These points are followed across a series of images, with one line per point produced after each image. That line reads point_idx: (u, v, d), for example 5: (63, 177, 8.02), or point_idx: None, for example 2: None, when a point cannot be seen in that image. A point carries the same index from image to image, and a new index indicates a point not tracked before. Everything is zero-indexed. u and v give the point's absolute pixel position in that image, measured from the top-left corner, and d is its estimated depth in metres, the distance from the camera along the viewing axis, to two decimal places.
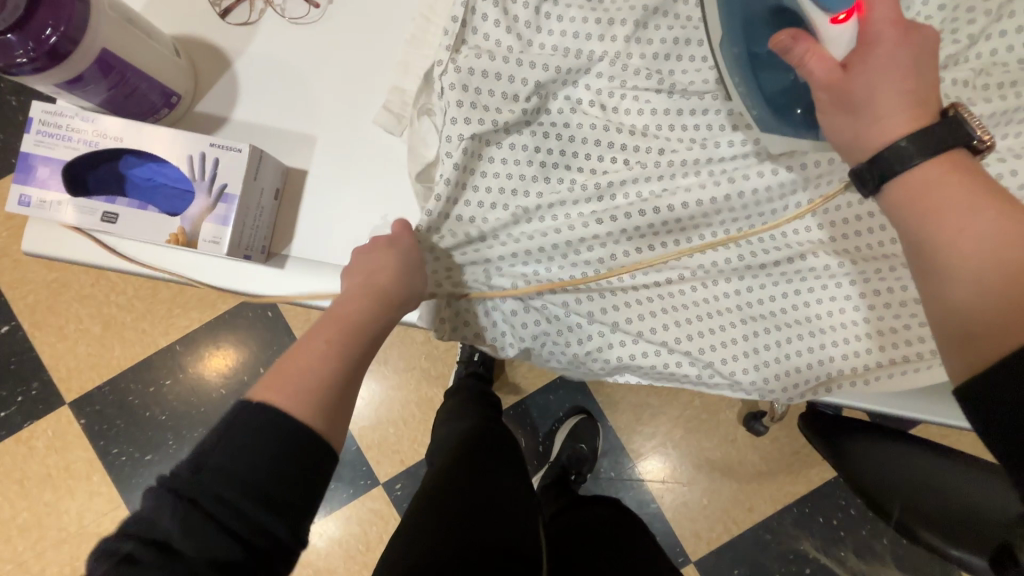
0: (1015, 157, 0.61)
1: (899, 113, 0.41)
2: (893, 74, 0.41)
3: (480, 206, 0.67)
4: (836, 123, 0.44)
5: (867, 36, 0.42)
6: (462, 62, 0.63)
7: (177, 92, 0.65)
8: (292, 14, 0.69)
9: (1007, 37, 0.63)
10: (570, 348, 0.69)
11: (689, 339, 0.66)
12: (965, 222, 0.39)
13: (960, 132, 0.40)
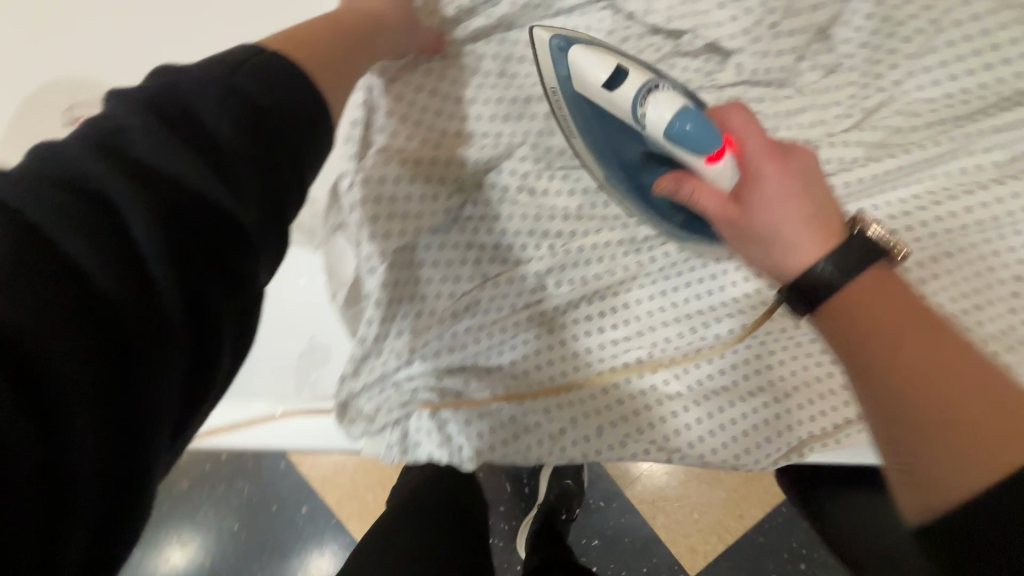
0: (946, 196, 0.62)
1: (808, 238, 0.41)
2: (790, 195, 0.43)
3: (412, 317, 0.60)
4: (749, 249, 0.45)
5: (749, 172, 0.45)
6: (370, 170, 0.57)
7: None
8: None
9: (931, 72, 0.62)
10: (531, 451, 0.62)
11: (649, 425, 0.63)
12: (898, 345, 0.37)
13: (876, 253, 0.39)
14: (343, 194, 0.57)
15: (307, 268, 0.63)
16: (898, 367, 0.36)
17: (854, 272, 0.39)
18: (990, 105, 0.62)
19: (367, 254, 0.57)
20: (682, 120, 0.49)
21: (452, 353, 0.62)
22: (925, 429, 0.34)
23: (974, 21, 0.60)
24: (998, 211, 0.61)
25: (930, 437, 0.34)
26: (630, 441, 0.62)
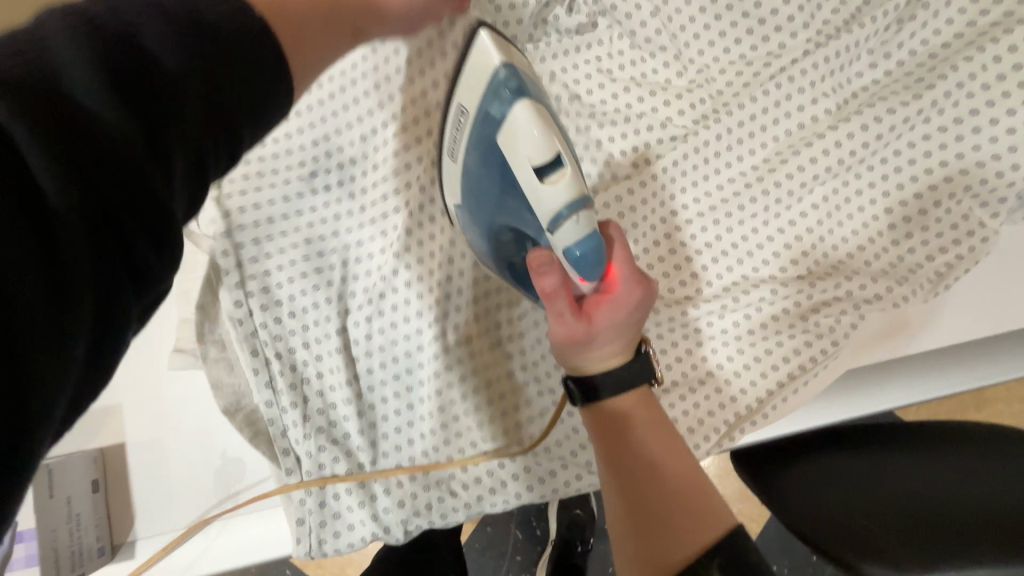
0: (791, 149, 0.65)
1: (613, 350, 0.45)
2: (613, 324, 0.44)
3: (325, 387, 0.60)
4: (557, 350, 0.46)
5: (613, 291, 0.44)
6: (251, 266, 0.59)
7: None
8: None
9: (742, 41, 0.66)
10: (466, 506, 0.60)
11: (584, 446, 0.61)
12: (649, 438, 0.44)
13: (648, 370, 0.46)
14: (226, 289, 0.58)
15: (201, 389, 0.63)
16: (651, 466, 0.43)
17: (626, 388, 0.45)
18: (802, 56, 0.65)
19: (263, 336, 0.59)
20: (579, 244, 0.42)
21: (363, 419, 0.60)
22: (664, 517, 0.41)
23: None
24: (842, 153, 0.64)
25: (652, 511, 0.41)
26: (565, 456, 0.61)
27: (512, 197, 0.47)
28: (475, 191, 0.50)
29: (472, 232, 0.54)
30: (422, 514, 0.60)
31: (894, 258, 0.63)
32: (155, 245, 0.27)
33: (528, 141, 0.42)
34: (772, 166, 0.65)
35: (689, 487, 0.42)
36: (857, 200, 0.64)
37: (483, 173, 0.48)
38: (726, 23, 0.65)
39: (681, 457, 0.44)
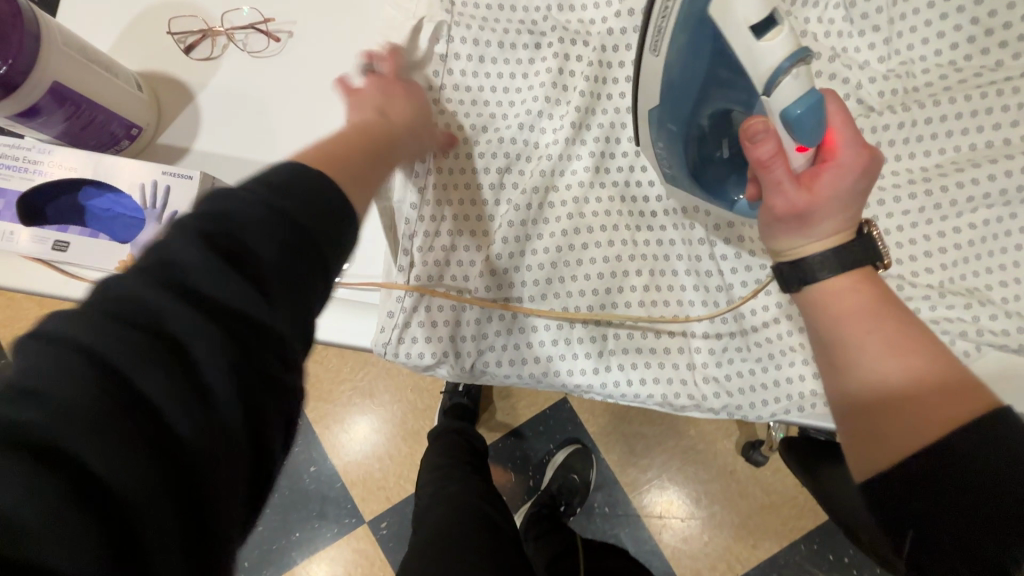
0: (974, 163, 0.63)
1: (833, 217, 0.49)
2: (835, 193, 0.49)
3: (456, 217, 0.66)
4: (775, 225, 0.51)
5: (836, 163, 0.49)
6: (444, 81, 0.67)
7: (138, 124, 0.66)
8: (253, 48, 0.71)
9: (959, 47, 0.65)
10: (528, 365, 0.66)
11: (656, 360, 0.65)
12: (864, 331, 0.49)
13: (873, 249, 0.50)
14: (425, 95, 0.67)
15: None
16: (882, 364, 0.48)
17: (852, 267, 0.49)
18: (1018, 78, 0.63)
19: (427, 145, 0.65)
20: (799, 101, 0.46)
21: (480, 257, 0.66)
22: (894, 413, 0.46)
23: None
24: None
25: (897, 415, 0.46)
26: (632, 357, 0.65)
27: (718, 74, 0.53)
28: (675, 93, 0.55)
29: (661, 140, 0.60)
30: (491, 355, 0.66)
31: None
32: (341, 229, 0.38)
33: (745, 3, 0.45)
34: (944, 172, 0.64)
35: (916, 368, 0.47)
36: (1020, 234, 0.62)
37: (687, 67, 0.53)
38: (950, 24, 0.64)
39: (916, 341, 0.48)
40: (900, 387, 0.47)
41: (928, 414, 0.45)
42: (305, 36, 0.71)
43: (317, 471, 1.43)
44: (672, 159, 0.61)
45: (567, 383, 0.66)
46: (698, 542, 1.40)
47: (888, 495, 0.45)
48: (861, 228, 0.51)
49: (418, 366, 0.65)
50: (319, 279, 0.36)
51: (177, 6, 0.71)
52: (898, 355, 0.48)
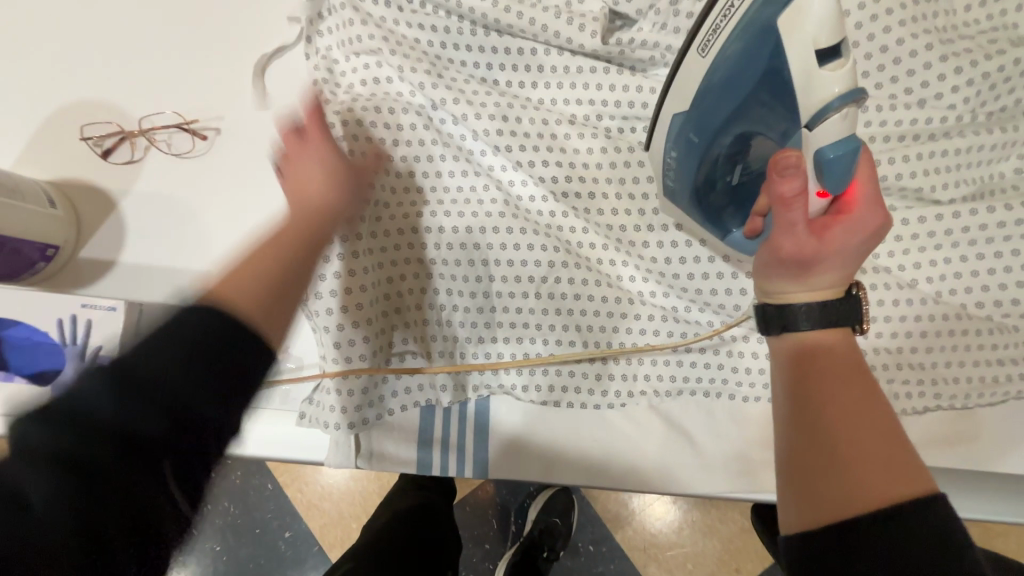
0: (917, 230, 0.63)
1: (836, 269, 0.50)
2: (843, 244, 0.49)
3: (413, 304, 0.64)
4: (775, 266, 0.51)
5: (849, 217, 0.50)
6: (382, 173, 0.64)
7: (53, 244, 0.61)
8: (178, 149, 0.66)
9: (910, 111, 0.64)
10: (475, 447, 0.64)
11: (605, 433, 0.65)
12: (832, 387, 0.48)
13: (860, 312, 0.51)
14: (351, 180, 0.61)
15: None
16: (845, 422, 0.47)
17: (830, 326, 0.50)
18: (952, 145, 0.63)
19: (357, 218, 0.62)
20: (835, 145, 0.46)
21: (432, 338, 0.65)
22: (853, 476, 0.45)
23: (929, 69, 0.62)
24: (960, 246, 0.62)
25: (836, 474, 0.45)
26: (585, 426, 0.65)
27: (761, 94, 0.50)
28: (710, 100, 0.52)
29: (676, 148, 0.57)
30: (448, 452, 0.64)
31: (977, 363, 0.63)
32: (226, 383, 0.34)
33: (817, 23, 0.43)
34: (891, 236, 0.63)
35: (881, 442, 0.46)
36: (958, 295, 0.63)
37: (734, 77, 0.50)
38: (885, 94, 0.64)
39: (872, 414, 0.47)
40: (867, 454, 0.45)
41: (870, 481, 0.44)
42: (233, 130, 0.67)
43: (292, 536, 1.38)
44: (681, 169, 0.58)
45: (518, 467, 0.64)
46: (682, 571, 1.41)
47: (826, 546, 0.44)
48: (850, 290, 0.51)
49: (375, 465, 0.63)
50: (197, 432, 0.32)
51: (90, 107, 0.67)
52: (862, 422, 0.47)
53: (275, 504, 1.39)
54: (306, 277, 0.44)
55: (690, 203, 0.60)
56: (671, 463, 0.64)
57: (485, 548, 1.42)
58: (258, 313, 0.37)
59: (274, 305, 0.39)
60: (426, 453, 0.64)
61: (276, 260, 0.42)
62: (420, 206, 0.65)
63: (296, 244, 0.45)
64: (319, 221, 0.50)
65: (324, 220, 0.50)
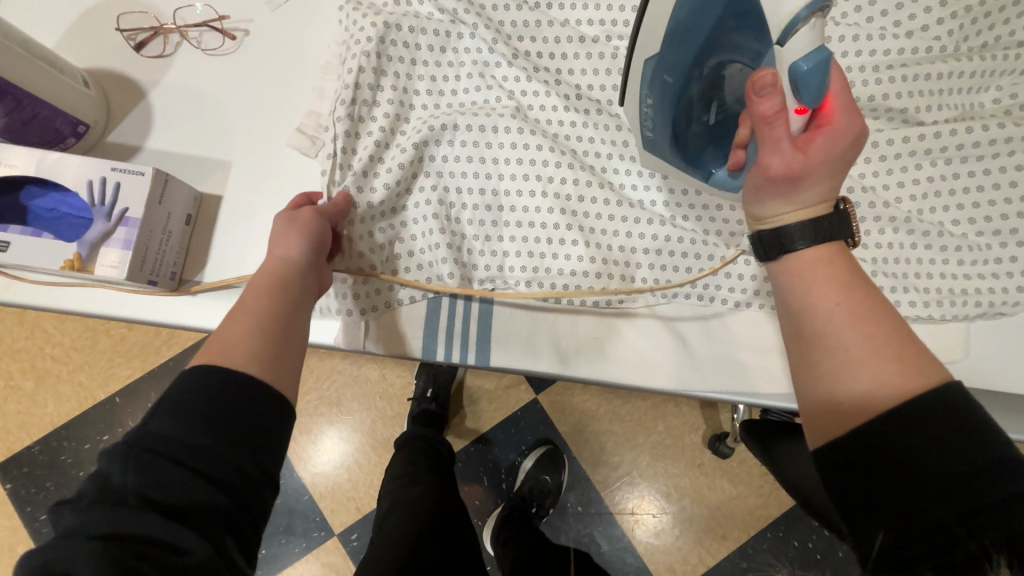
0: (902, 151, 0.67)
1: (824, 181, 0.53)
2: (833, 163, 0.52)
3: (418, 209, 0.67)
4: (767, 186, 0.53)
5: (829, 128, 0.52)
6: (398, 77, 0.68)
7: (84, 121, 0.64)
8: (208, 46, 0.70)
9: (898, 41, 0.68)
10: (473, 341, 0.66)
11: (604, 331, 0.67)
12: (834, 306, 0.51)
13: (848, 226, 0.54)
14: (367, 87, 0.66)
15: (301, 174, 0.69)
16: (852, 335, 0.50)
17: (823, 241, 0.53)
18: (937, 70, 0.67)
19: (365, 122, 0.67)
20: (806, 58, 0.48)
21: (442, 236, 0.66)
22: (866, 385, 0.48)
23: (916, 1, 0.67)
24: (944, 164, 0.66)
25: (868, 387, 0.48)
26: (585, 324, 0.68)
27: (727, 23, 0.53)
28: (683, 36, 0.55)
29: (652, 95, 0.58)
30: (452, 339, 0.66)
31: (956, 280, 0.66)
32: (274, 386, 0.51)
33: None
34: (877, 155, 0.68)
35: (886, 343, 0.49)
36: (939, 212, 0.67)
37: (700, 8, 0.53)
38: (876, 26, 0.69)
39: (882, 322, 0.50)
40: (875, 361, 0.48)
41: (899, 383, 0.47)
42: (261, 32, 0.71)
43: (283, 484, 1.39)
44: (659, 117, 0.59)
45: (516, 361, 0.66)
46: (670, 536, 1.42)
47: (851, 449, 0.46)
48: (839, 206, 0.54)
49: (377, 348, 0.66)
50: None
51: (126, 2, 0.70)
52: (866, 331, 0.50)
53: None
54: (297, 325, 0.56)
55: (672, 150, 0.62)
56: (668, 363, 0.66)
57: (475, 505, 1.43)
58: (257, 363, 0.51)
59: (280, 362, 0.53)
60: (428, 343, 0.66)
61: (268, 317, 0.54)
62: (430, 111, 0.69)
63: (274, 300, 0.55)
64: (295, 297, 0.57)
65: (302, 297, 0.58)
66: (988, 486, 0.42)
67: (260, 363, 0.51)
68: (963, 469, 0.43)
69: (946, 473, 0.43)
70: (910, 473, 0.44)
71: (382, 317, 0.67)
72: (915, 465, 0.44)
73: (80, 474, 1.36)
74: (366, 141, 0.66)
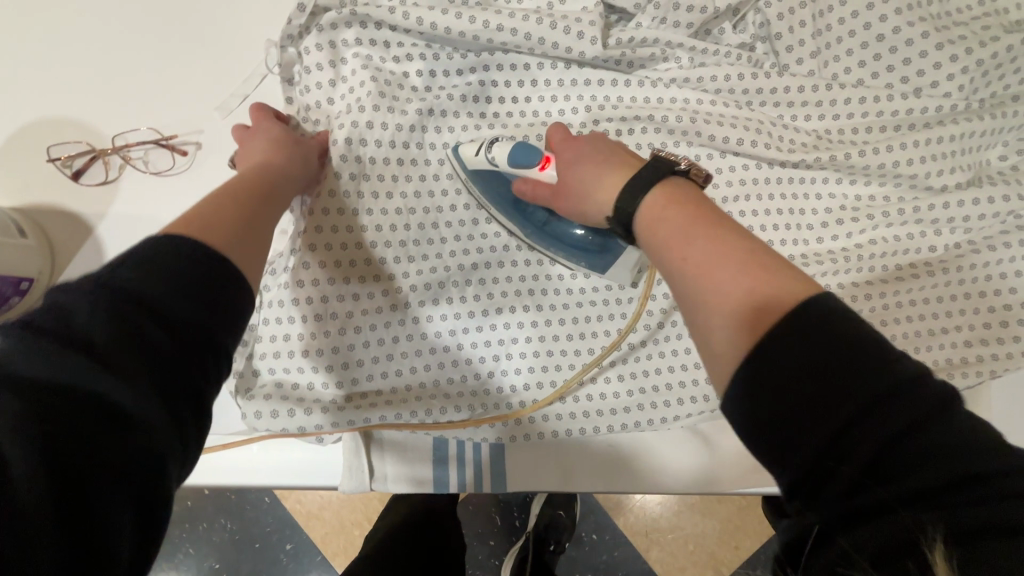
0: (914, 220, 0.64)
1: (611, 174, 0.46)
2: (602, 185, 0.47)
3: (412, 340, 0.62)
4: (591, 215, 0.50)
5: (566, 162, 0.51)
6: (372, 187, 0.61)
7: (27, 276, 0.57)
8: (157, 166, 0.62)
9: (906, 100, 0.64)
10: (485, 470, 0.63)
11: (618, 439, 0.65)
12: (682, 242, 0.39)
13: (667, 170, 0.44)
14: (342, 205, 0.60)
15: None
16: (714, 271, 0.37)
17: (647, 194, 0.43)
18: (948, 131, 0.63)
19: (344, 242, 0.60)
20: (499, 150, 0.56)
21: (445, 367, 0.63)
22: (755, 318, 0.34)
23: (925, 56, 0.62)
24: (960, 232, 0.64)
25: (713, 314, 0.36)
26: (600, 436, 0.64)
27: (508, 178, 0.59)
28: (511, 202, 0.60)
29: (537, 238, 0.62)
30: (464, 467, 0.63)
31: (997, 350, 0.62)
32: (231, 315, 0.37)
33: None
34: (889, 224, 0.65)
35: (758, 271, 0.36)
36: (971, 280, 0.62)
37: (490, 191, 0.60)
38: (882, 83, 0.65)
39: (731, 240, 0.38)
40: (748, 288, 0.35)
41: (752, 315, 0.34)
42: (216, 143, 0.63)
43: (293, 548, 1.33)
44: (566, 254, 0.61)
45: (531, 483, 0.64)
46: (685, 553, 1.44)
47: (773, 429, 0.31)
48: (654, 160, 0.44)
49: (381, 490, 0.62)
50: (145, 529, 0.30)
51: (57, 125, 0.62)
52: (730, 257, 0.37)
53: (273, 517, 1.34)
54: (261, 219, 0.47)
55: (605, 260, 0.60)
56: (686, 465, 0.64)
57: (489, 545, 1.41)
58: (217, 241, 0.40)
59: (241, 243, 0.42)
60: (438, 477, 0.63)
61: (226, 199, 0.46)
62: (415, 220, 0.63)
63: (251, 191, 0.49)
64: (270, 181, 0.52)
65: (277, 187, 0.52)
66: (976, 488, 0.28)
67: (229, 232, 0.42)
68: (890, 455, 0.30)
69: (876, 465, 0.30)
70: (871, 402, 0.30)
71: (384, 456, 0.62)
72: (874, 393, 0.30)
73: None
74: (347, 265, 0.60)
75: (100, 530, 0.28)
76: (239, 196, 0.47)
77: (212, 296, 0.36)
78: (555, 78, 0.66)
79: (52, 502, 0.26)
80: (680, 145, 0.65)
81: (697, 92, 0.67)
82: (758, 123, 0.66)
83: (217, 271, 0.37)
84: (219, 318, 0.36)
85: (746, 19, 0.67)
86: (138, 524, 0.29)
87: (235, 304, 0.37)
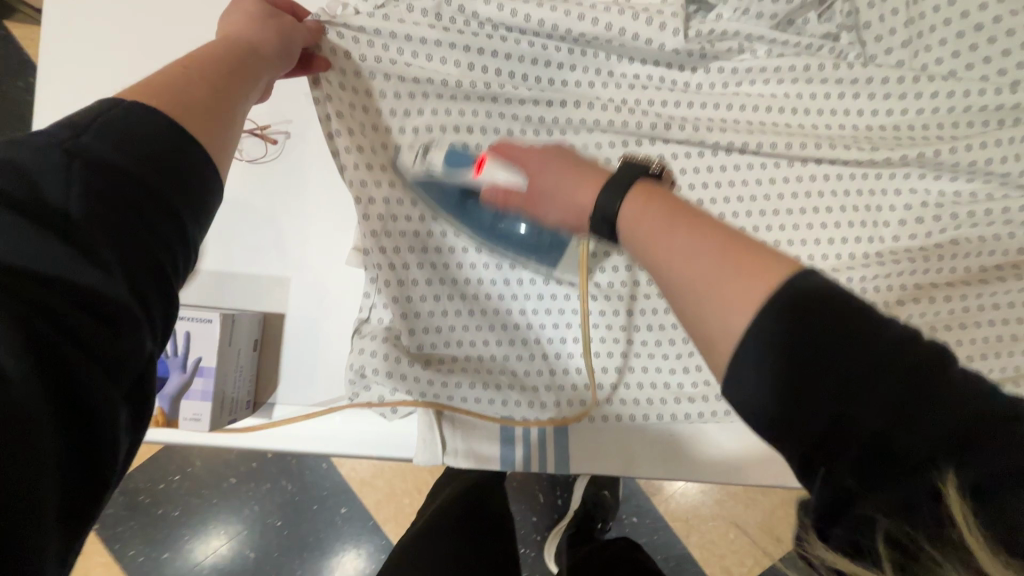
0: (1003, 220, 0.62)
1: (586, 179, 0.47)
2: (583, 184, 0.48)
3: (482, 322, 0.65)
4: (557, 215, 0.51)
5: (527, 166, 0.52)
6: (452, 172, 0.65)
7: None
8: (251, 154, 0.67)
9: (1004, 93, 0.60)
10: (549, 449, 0.66)
11: (678, 427, 0.67)
12: (667, 243, 0.39)
13: (638, 171, 0.46)
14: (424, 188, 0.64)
15: (355, 286, 0.67)
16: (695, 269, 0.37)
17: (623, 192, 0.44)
18: None
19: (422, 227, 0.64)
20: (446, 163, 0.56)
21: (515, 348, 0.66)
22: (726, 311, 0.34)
23: None
24: None
25: (697, 305, 0.37)
26: (660, 421, 0.66)
27: (453, 193, 0.59)
28: (462, 213, 0.60)
29: (492, 244, 0.62)
30: (529, 448, 0.66)
31: None
32: (195, 197, 0.39)
33: None
34: (973, 224, 0.63)
35: (738, 260, 0.36)
36: None
37: (440, 202, 0.61)
38: (977, 76, 0.61)
39: (714, 236, 0.38)
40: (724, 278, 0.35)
41: (726, 303, 0.35)
42: (304, 135, 0.67)
43: (348, 511, 1.41)
44: (518, 251, 0.62)
45: (593, 464, 0.67)
46: (726, 540, 1.44)
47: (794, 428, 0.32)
48: (625, 162, 0.47)
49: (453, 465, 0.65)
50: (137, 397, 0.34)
51: None
52: (701, 252, 0.37)
53: (332, 482, 1.43)
54: (232, 100, 0.47)
55: (560, 255, 0.61)
56: (745, 457, 0.66)
57: (532, 520, 1.45)
58: (170, 104, 0.41)
59: (207, 119, 0.43)
60: (506, 456, 0.66)
61: (187, 78, 0.44)
62: None
63: (224, 71, 0.48)
64: (236, 69, 0.49)
65: (241, 70, 0.49)
66: (939, 434, 0.30)
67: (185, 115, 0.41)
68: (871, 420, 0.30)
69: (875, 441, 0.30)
70: (843, 382, 0.31)
71: (455, 434, 0.65)
72: (842, 367, 0.31)
73: (160, 511, 1.42)
74: (424, 249, 0.63)
75: (94, 409, 0.31)
76: (215, 77, 0.46)
77: (177, 183, 0.38)
78: (631, 70, 0.67)
79: (42, 384, 0.29)
80: (757, 136, 0.65)
81: (773, 83, 0.66)
82: (833, 116, 0.66)
83: (188, 154, 0.39)
84: (189, 210, 0.38)
85: (834, 7, 0.64)
86: (128, 402, 0.34)
87: (201, 195, 0.40)
